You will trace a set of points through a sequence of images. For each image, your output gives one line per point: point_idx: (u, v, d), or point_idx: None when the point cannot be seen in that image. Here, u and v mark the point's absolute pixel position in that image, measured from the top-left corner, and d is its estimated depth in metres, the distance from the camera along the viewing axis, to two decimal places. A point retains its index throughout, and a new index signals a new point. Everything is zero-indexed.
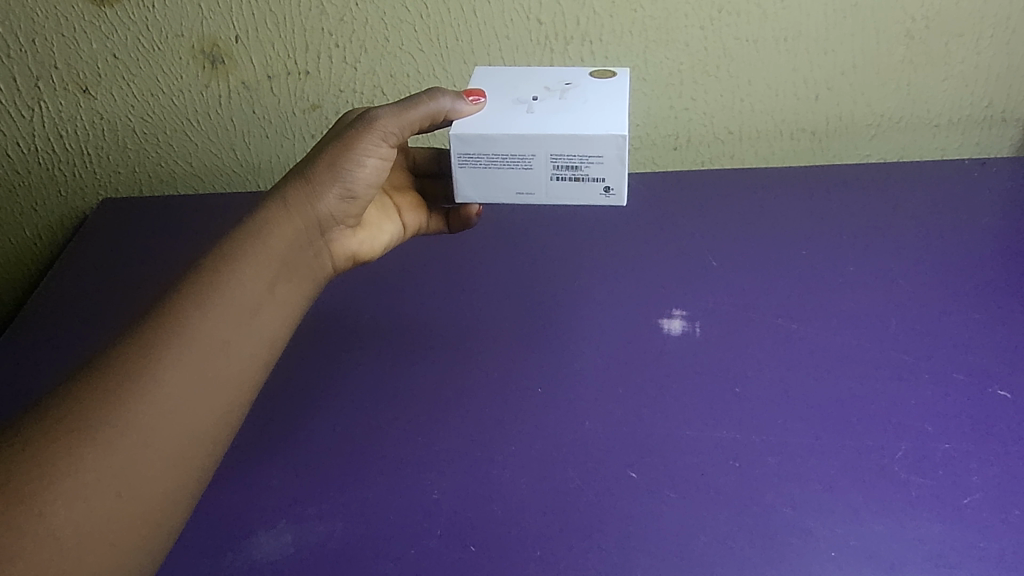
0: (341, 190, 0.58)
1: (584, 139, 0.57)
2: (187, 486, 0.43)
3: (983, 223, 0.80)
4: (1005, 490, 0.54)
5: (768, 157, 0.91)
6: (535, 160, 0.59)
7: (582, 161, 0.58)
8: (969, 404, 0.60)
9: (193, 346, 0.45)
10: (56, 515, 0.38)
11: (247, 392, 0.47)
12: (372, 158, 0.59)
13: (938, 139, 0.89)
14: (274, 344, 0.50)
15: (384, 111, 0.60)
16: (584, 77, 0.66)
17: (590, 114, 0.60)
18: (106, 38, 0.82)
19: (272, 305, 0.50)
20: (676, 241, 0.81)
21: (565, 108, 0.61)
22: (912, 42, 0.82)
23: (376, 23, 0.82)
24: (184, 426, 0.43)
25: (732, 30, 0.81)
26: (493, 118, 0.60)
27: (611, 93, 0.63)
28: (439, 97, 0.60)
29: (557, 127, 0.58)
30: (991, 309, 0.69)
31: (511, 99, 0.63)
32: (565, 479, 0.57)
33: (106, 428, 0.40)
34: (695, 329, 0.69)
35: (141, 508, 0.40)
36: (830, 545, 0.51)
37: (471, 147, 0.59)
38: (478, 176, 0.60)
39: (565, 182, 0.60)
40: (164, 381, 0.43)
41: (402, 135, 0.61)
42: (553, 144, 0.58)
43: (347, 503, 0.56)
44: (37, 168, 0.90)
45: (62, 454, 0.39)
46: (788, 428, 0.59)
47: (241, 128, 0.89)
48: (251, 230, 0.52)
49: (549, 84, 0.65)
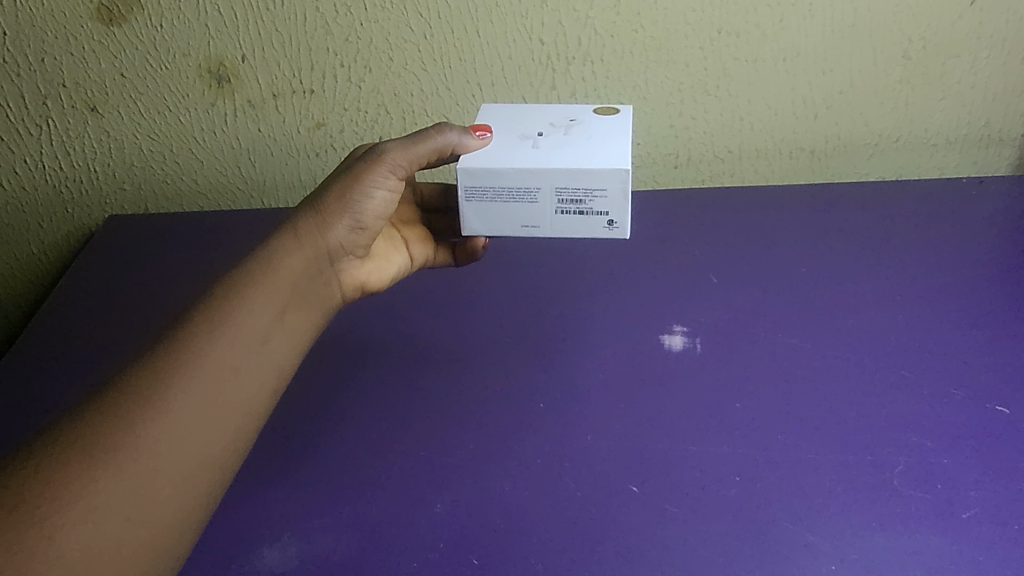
0: (350, 222, 0.59)
1: (588, 174, 0.58)
2: (196, 508, 0.43)
3: (981, 242, 0.81)
4: (1004, 505, 0.54)
5: (768, 175, 0.92)
6: (539, 193, 0.60)
7: (585, 195, 0.59)
8: (968, 420, 0.61)
9: (203, 370, 0.46)
10: (65, 538, 0.38)
11: (256, 417, 0.48)
12: (380, 190, 0.60)
13: (936, 158, 0.90)
14: (282, 371, 0.50)
15: (393, 145, 0.61)
16: (588, 113, 0.67)
17: (594, 150, 0.61)
18: (114, 57, 0.83)
19: (282, 332, 0.51)
20: (677, 259, 0.82)
21: (569, 143, 0.62)
22: (909, 63, 0.83)
23: (380, 43, 0.83)
24: (193, 449, 0.44)
25: (731, 51, 0.83)
26: (500, 153, 0.61)
27: (614, 130, 0.64)
28: (447, 132, 0.61)
29: (562, 161, 0.59)
30: (990, 326, 0.70)
31: (517, 135, 0.64)
32: (567, 494, 0.57)
33: (117, 451, 0.41)
34: (696, 345, 0.70)
35: (150, 530, 0.41)
36: (830, 559, 0.52)
37: (479, 181, 0.60)
38: (484, 210, 0.61)
39: (569, 216, 0.60)
40: (174, 405, 0.44)
41: (410, 169, 0.62)
42: (558, 178, 0.59)
43: (352, 516, 0.57)
44: (43, 186, 0.91)
45: (74, 477, 0.40)
46: (787, 443, 0.60)
47: (247, 146, 0.90)
48: (261, 259, 0.53)
49: (553, 121, 0.66)
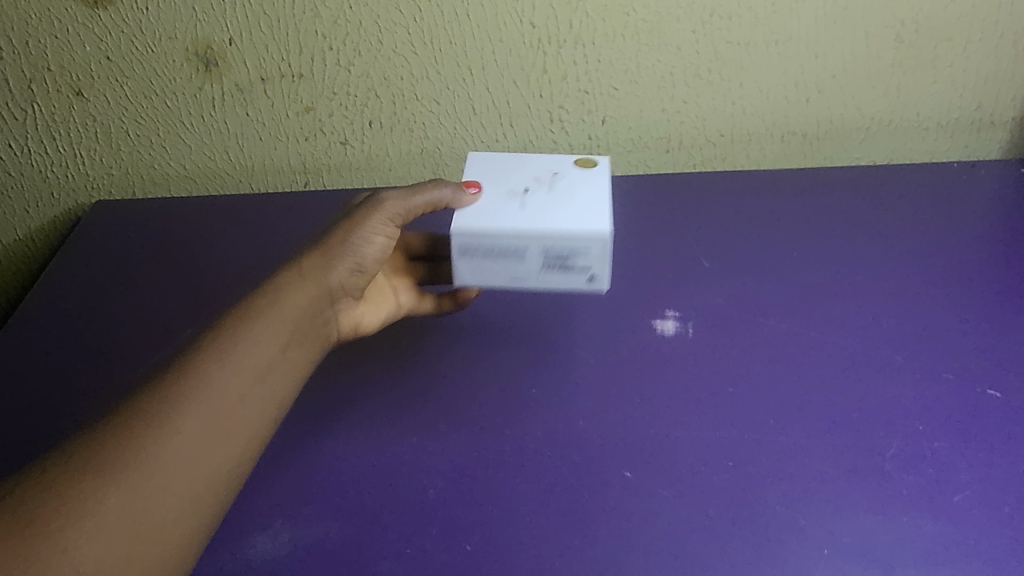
0: (351, 264, 0.59)
1: (572, 235, 0.58)
2: (200, 533, 0.42)
3: (972, 225, 0.81)
4: (997, 488, 0.54)
5: (760, 160, 0.92)
6: (529, 252, 0.59)
7: (569, 255, 0.59)
8: (961, 404, 0.61)
9: (211, 397, 0.45)
10: (78, 550, 0.37)
11: (257, 448, 0.47)
12: (379, 236, 0.61)
13: (927, 142, 0.90)
14: (283, 404, 0.49)
15: (392, 195, 0.62)
16: (570, 166, 0.67)
17: (579, 209, 0.60)
18: (100, 40, 0.82)
19: (284, 365, 0.50)
20: (669, 244, 0.82)
21: (556, 200, 0.62)
22: (901, 46, 0.83)
23: (370, 26, 0.82)
24: (200, 473, 0.42)
25: (724, 34, 0.82)
26: (490, 211, 0.60)
27: (598, 185, 0.64)
28: (441, 186, 0.62)
29: (551, 221, 0.58)
30: (980, 311, 0.70)
31: (505, 191, 0.63)
32: (561, 479, 0.57)
33: (126, 469, 0.40)
34: (688, 329, 0.70)
35: (156, 551, 0.40)
36: (823, 542, 0.52)
37: (469, 240, 0.59)
38: (475, 266, 0.60)
39: (554, 271, 0.60)
40: (183, 427, 0.43)
41: (406, 219, 0.63)
42: (545, 239, 0.58)
43: (344, 503, 0.56)
44: (29, 171, 0.90)
45: (84, 494, 0.39)
46: (780, 427, 0.60)
47: (235, 131, 0.89)
48: (266, 297, 0.52)
49: (538, 175, 0.66)
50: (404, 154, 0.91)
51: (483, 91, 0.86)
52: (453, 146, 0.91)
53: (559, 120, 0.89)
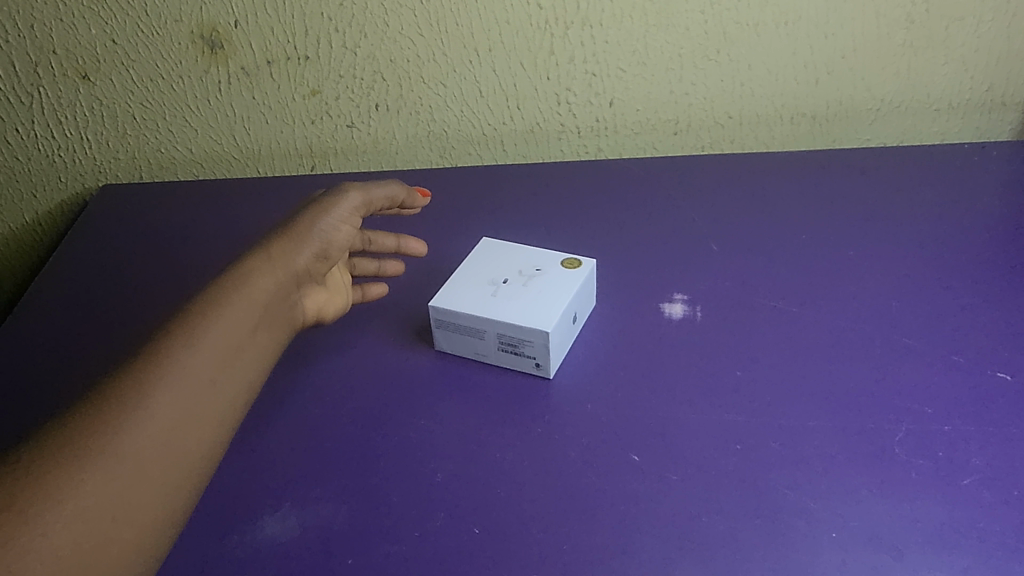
0: (317, 249, 0.60)
1: (520, 329, 0.62)
2: (175, 514, 0.42)
3: (983, 208, 0.80)
4: (1005, 472, 0.54)
5: (768, 141, 0.91)
6: (487, 336, 0.64)
7: (518, 343, 0.63)
8: (970, 387, 0.61)
9: (184, 381, 0.45)
10: (56, 535, 0.36)
11: (230, 430, 0.47)
12: (345, 225, 0.63)
13: (938, 123, 0.89)
14: (252, 386, 0.50)
15: (354, 185, 0.65)
16: (556, 262, 0.70)
17: (537, 304, 0.64)
18: (105, 23, 0.82)
19: (255, 348, 0.51)
20: (678, 226, 0.81)
21: (523, 297, 0.66)
22: (912, 26, 0.82)
23: (376, 7, 0.82)
24: (174, 454, 0.43)
25: (732, 14, 0.81)
26: (466, 295, 0.67)
27: (570, 286, 0.66)
28: (397, 184, 0.71)
29: (507, 314, 0.63)
30: (991, 293, 0.69)
31: (484, 279, 0.69)
32: (568, 461, 0.57)
33: (103, 453, 0.40)
34: (696, 313, 0.70)
35: (132, 534, 0.39)
36: (831, 525, 0.52)
37: (439, 319, 0.66)
38: (448, 339, 0.67)
39: (507, 354, 0.64)
40: (156, 411, 0.43)
41: (370, 210, 0.66)
42: (498, 327, 0.63)
43: (351, 486, 0.57)
44: (36, 155, 0.90)
45: (62, 478, 0.38)
46: (787, 410, 0.60)
47: (241, 115, 0.89)
48: (232, 279, 0.52)
49: (521, 269, 0.69)
50: (410, 136, 0.91)
51: (489, 73, 0.86)
52: (460, 128, 0.90)
53: (567, 102, 0.88)
